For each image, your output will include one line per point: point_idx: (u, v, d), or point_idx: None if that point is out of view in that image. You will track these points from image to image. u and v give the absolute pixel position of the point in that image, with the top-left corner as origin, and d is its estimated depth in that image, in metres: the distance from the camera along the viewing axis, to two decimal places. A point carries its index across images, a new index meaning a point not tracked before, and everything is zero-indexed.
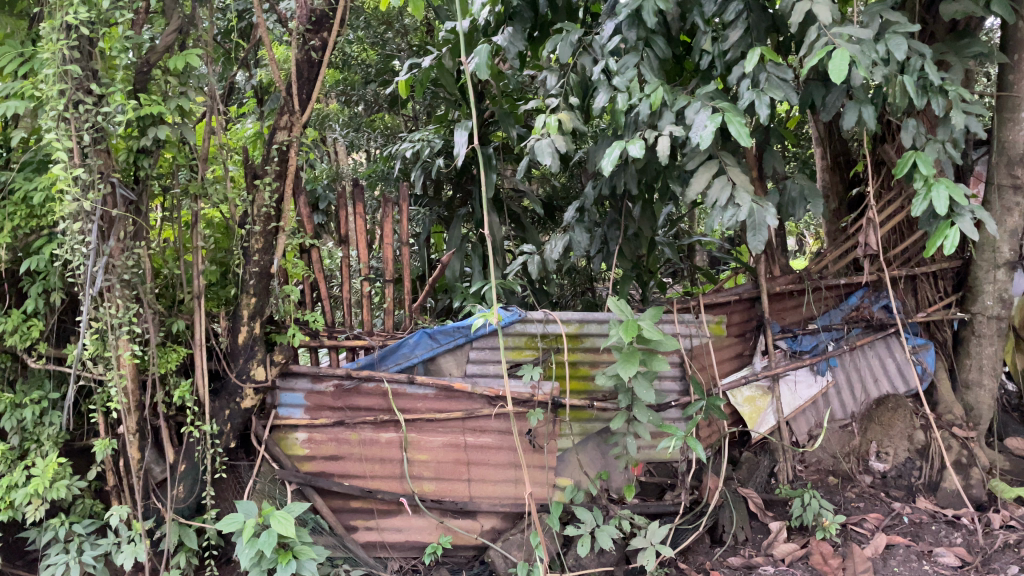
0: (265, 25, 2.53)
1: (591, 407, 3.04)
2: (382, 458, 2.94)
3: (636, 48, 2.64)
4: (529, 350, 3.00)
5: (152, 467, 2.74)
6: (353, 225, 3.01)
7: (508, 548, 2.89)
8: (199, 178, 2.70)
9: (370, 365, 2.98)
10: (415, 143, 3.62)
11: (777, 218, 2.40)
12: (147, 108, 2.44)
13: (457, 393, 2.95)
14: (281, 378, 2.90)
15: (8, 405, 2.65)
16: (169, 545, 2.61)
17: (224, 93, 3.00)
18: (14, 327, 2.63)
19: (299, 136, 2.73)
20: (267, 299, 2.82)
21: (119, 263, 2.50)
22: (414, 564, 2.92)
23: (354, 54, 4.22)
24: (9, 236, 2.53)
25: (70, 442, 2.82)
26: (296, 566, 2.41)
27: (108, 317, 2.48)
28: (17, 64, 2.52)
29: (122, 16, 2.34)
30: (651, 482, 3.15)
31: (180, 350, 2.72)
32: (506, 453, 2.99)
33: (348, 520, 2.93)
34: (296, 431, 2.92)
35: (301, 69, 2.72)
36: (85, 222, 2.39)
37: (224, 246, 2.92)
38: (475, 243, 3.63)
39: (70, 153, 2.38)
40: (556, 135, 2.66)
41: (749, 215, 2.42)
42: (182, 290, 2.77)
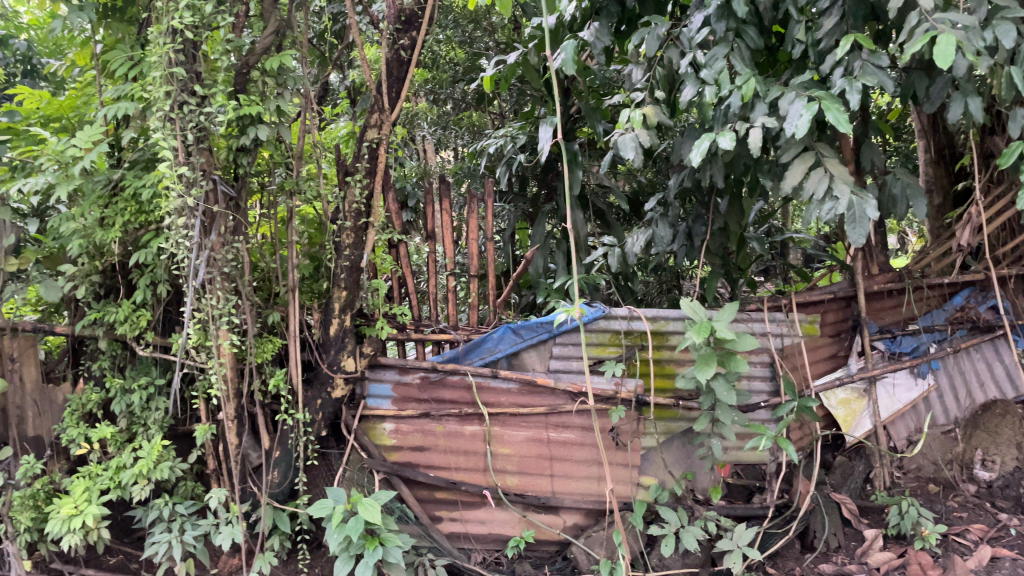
0: (357, 25, 2.60)
1: (675, 406, 2.97)
2: (466, 451, 2.98)
3: (726, 39, 2.58)
4: (613, 346, 2.98)
5: (249, 452, 2.86)
6: (440, 221, 3.05)
7: (591, 545, 2.88)
8: (295, 176, 2.81)
9: (455, 358, 3.05)
10: (499, 139, 3.65)
11: (879, 211, 2.29)
12: (246, 107, 2.53)
13: (539, 388, 2.96)
14: (371, 369, 3.00)
15: (118, 389, 2.82)
16: (264, 528, 2.72)
17: (318, 92, 3.09)
18: (125, 317, 2.79)
19: (388, 134, 2.79)
20: (358, 293, 2.88)
21: (220, 256, 2.61)
22: (497, 557, 2.94)
23: (443, 53, 4.29)
24: (119, 231, 2.68)
25: (175, 426, 2.97)
26: (383, 552, 2.46)
27: (210, 308, 2.59)
28: (127, 67, 2.67)
29: (223, 20, 2.44)
30: (738, 484, 3.07)
31: (276, 342, 2.83)
32: (588, 450, 2.98)
33: (434, 511, 2.99)
34: (383, 422, 2.99)
35: (391, 68, 2.76)
36: (188, 217, 2.50)
37: (317, 241, 3.05)
38: (559, 240, 3.60)
39: (175, 152, 2.50)
40: (640, 129, 2.63)
41: (849, 207, 2.33)
42: (279, 283, 2.90)
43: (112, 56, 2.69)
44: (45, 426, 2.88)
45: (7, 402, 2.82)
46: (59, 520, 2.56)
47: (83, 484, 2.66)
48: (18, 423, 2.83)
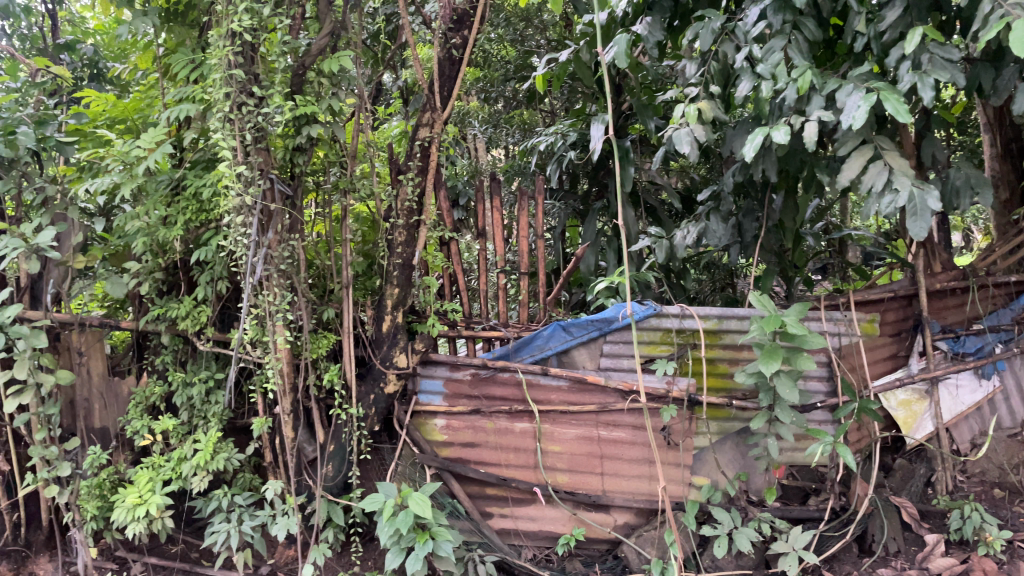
0: (410, 25, 2.63)
1: (729, 406, 2.92)
2: (517, 448, 2.99)
3: (783, 31, 2.54)
4: (665, 345, 2.95)
5: (304, 446, 2.90)
6: (490, 219, 3.07)
7: (642, 544, 2.86)
8: (349, 175, 2.86)
9: (506, 356, 3.03)
10: (550, 136, 3.66)
11: (940, 202, 2.22)
12: (302, 108, 2.58)
13: (589, 385, 2.93)
14: (422, 366, 3.03)
15: (179, 382, 2.90)
16: (318, 521, 2.77)
17: (372, 92, 3.13)
18: (187, 312, 2.87)
19: (440, 132, 2.81)
20: (410, 290, 2.92)
21: (277, 253, 2.67)
22: (547, 554, 2.96)
23: (494, 51, 4.31)
24: (181, 229, 2.76)
25: (233, 420, 3.05)
26: (433, 546, 2.48)
27: (267, 304, 2.65)
28: (189, 70, 2.74)
29: (281, 23, 2.48)
30: (793, 486, 3.02)
31: (330, 338, 2.88)
32: (639, 449, 2.96)
33: (484, 507, 3.01)
34: (435, 418, 3.03)
35: (443, 67, 2.79)
36: (247, 215, 2.56)
37: (370, 239, 3.11)
38: (609, 237, 3.58)
39: (234, 151, 2.56)
40: (695, 124, 2.60)
41: (909, 201, 2.27)
42: (333, 280, 2.95)
43: (175, 59, 2.76)
44: (110, 418, 2.99)
45: (75, 395, 2.93)
46: (125, 509, 2.65)
47: (147, 474, 2.74)
48: (86, 415, 2.95)
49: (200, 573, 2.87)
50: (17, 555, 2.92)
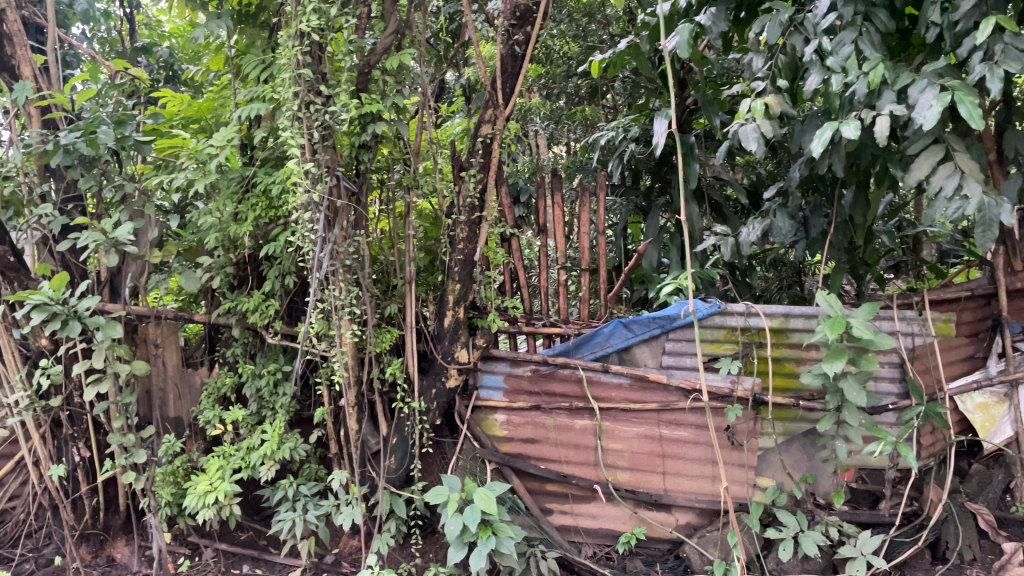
0: (473, 23, 2.65)
1: (795, 407, 2.86)
2: (577, 445, 2.99)
3: (855, 23, 2.47)
4: (729, 344, 2.90)
5: (368, 438, 2.98)
6: (551, 215, 3.06)
7: (704, 545, 2.82)
8: (412, 172, 2.89)
9: (566, 352, 3.02)
10: (611, 131, 3.62)
11: (1013, 216, 2.19)
12: (368, 106, 2.62)
13: (651, 383, 2.90)
14: (483, 361, 3.05)
15: (249, 374, 2.99)
16: (381, 512, 2.81)
17: (434, 91, 3.15)
18: (256, 306, 2.95)
19: (502, 129, 2.82)
20: (471, 286, 2.94)
21: (343, 249, 2.72)
22: (607, 552, 2.94)
23: (557, 47, 4.30)
24: (251, 225, 2.84)
25: (300, 411, 3.13)
26: (496, 542, 2.49)
27: (333, 299, 2.70)
28: (259, 70, 2.82)
29: (348, 22, 2.52)
30: (862, 490, 2.94)
31: (393, 332, 2.93)
32: (702, 448, 2.91)
33: (544, 503, 3.03)
34: (495, 413, 3.05)
35: (506, 63, 2.79)
36: (314, 212, 2.61)
37: (433, 235, 3.14)
38: (672, 233, 3.51)
39: (303, 149, 2.62)
40: (762, 119, 2.55)
41: (978, 209, 2.21)
42: (397, 276, 3.00)
43: (247, 60, 2.85)
44: (184, 409, 3.11)
45: (151, 385, 3.07)
46: (196, 495, 2.74)
47: (217, 462, 2.83)
48: (161, 405, 3.09)
49: (267, 560, 2.95)
50: (97, 539, 3.06)
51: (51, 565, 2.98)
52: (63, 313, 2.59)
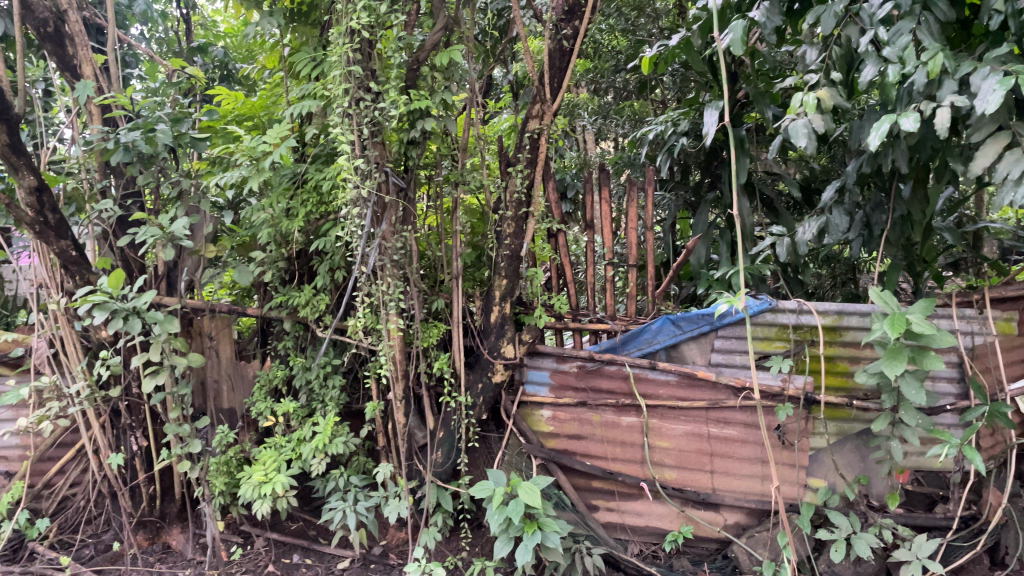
0: (521, 19, 2.64)
1: (849, 406, 2.79)
2: (624, 442, 2.98)
3: (913, 13, 2.41)
4: (780, 341, 2.84)
5: (416, 431, 3.01)
6: (599, 211, 3.03)
7: (753, 546, 2.78)
8: (460, 167, 2.91)
9: (613, 348, 3.02)
10: (660, 125, 3.57)
11: None
12: (417, 102, 2.63)
13: (699, 381, 2.86)
14: (529, 357, 3.06)
15: (300, 367, 3.05)
16: (428, 505, 2.83)
17: (482, 87, 3.14)
18: (306, 300, 3.00)
19: (550, 124, 2.81)
20: (517, 282, 2.93)
21: (391, 244, 2.74)
22: (654, 550, 2.94)
23: (605, 42, 4.26)
24: (302, 220, 2.89)
25: (349, 404, 3.18)
26: (541, 537, 2.48)
27: (381, 293, 2.73)
28: (311, 68, 2.86)
29: (397, 19, 2.53)
30: (918, 492, 2.87)
31: (440, 327, 2.94)
32: (751, 447, 2.85)
33: (591, 500, 3.03)
34: (541, 409, 3.06)
35: (554, 58, 2.78)
36: (362, 207, 2.64)
37: (479, 230, 3.15)
38: (722, 229, 3.41)
39: (353, 145, 2.64)
40: (814, 114, 2.50)
41: None
42: (444, 271, 3.01)
43: (299, 58, 2.89)
44: (238, 400, 3.21)
45: (206, 376, 3.16)
46: (252, 486, 2.79)
47: (270, 454, 2.89)
48: (215, 396, 3.17)
49: (317, 550, 3.01)
50: (153, 526, 3.15)
51: (110, 551, 3.08)
52: (122, 310, 2.64)
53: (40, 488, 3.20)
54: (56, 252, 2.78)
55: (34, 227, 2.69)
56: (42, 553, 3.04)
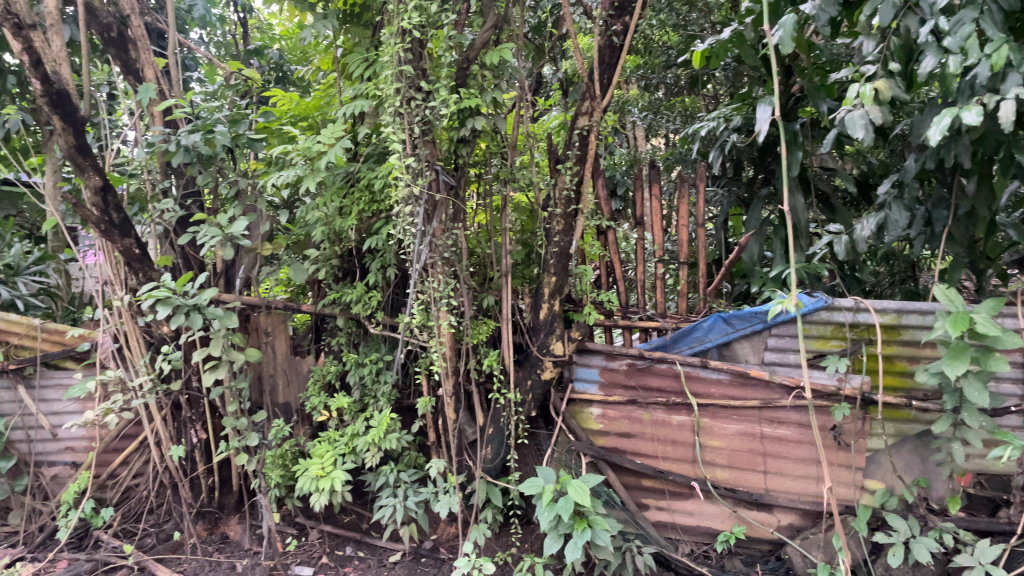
0: (570, 16, 2.62)
1: (908, 407, 2.72)
2: (674, 441, 2.96)
3: (976, 2, 2.32)
4: (836, 340, 2.79)
5: (465, 428, 3.04)
6: (649, 208, 3.01)
7: (808, 548, 2.74)
8: (509, 165, 2.92)
9: (663, 347, 3.01)
10: (712, 121, 3.52)
11: None
12: (467, 100, 2.65)
13: (752, 380, 2.82)
14: (578, 354, 3.05)
15: (353, 363, 3.10)
16: (478, 500, 2.85)
17: (531, 84, 3.14)
18: (359, 297, 3.04)
19: (599, 120, 2.79)
20: (567, 279, 2.93)
21: (441, 242, 2.77)
22: (705, 550, 2.92)
23: (656, 37, 4.22)
24: (355, 218, 2.93)
25: (400, 400, 3.23)
26: (590, 534, 2.47)
27: (432, 291, 2.76)
28: (363, 68, 2.90)
29: (448, 18, 2.54)
30: (980, 496, 2.77)
31: (490, 324, 2.96)
32: (806, 448, 2.80)
33: (641, 498, 3.02)
34: (591, 406, 3.06)
35: (603, 54, 2.76)
36: (414, 206, 2.67)
37: (529, 228, 3.16)
38: (776, 225, 3.34)
39: (404, 144, 2.67)
40: (871, 105, 2.44)
41: None
42: (493, 269, 3.03)
43: (352, 59, 2.94)
44: (292, 395, 3.30)
45: (263, 370, 3.27)
46: (308, 478, 2.84)
47: (324, 447, 2.94)
48: (271, 391, 3.29)
49: (369, 543, 3.07)
50: (212, 516, 3.23)
51: (171, 540, 3.18)
52: (184, 306, 2.72)
53: (105, 479, 3.32)
54: (121, 249, 2.87)
55: (100, 226, 2.78)
56: (108, 541, 3.16)
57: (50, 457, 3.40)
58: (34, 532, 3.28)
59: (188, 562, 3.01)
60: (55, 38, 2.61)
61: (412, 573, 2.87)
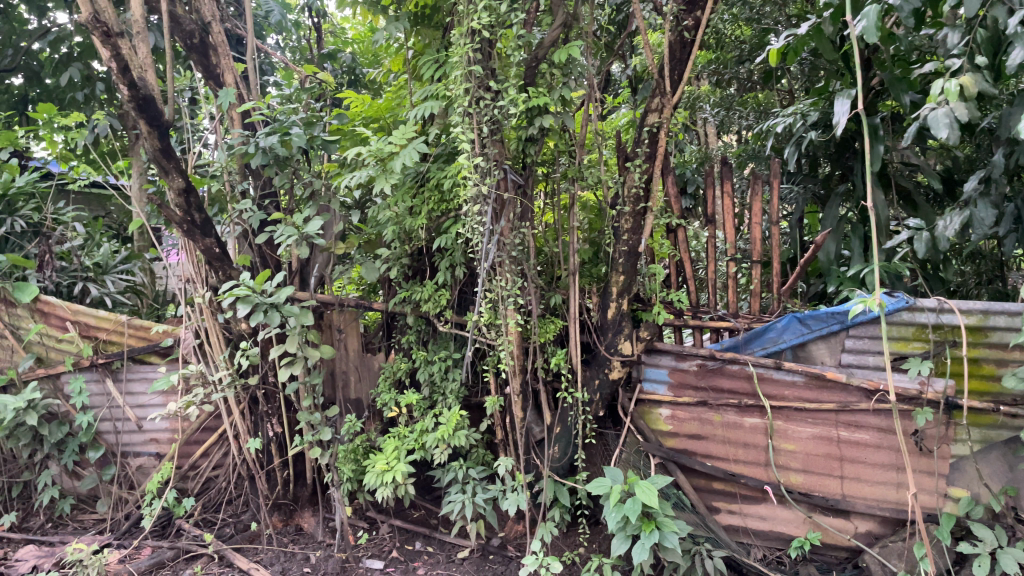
0: (640, 13, 2.59)
1: (996, 412, 2.59)
2: (747, 444, 2.90)
3: None
4: (918, 341, 2.67)
5: (532, 426, 3.04)
6: (721, 205, 2.95)
7: (887, 556, 2.64)
8: (578, 163, 2.91)
9: (735, 348, 2.94)
10: (787, 117, 3.40)
11: None
12: (535, 99, 2.64)
13: (829, 382, 2.73)
14: (647, 354, 3.02)
15: (422, 360, 3.14)
16: (546, 499, 2.85)
17: (600, 82, 3.12)
18: (429, 295, 3.08)
19: (670, 117, 2.75)
20: (635, 278, 2.90)
21: (509, 241, 2.77)
22: (778, 556, 2.86)
23: (729, 32, 4.14)
24: (425, 217, 2.96)
25: (469, 397, 3.25)
26: (659, 536, 2.44)
27: (500, 289, 2.77)
28: (433, 69, 2.93)
29: (517, 18, 2.55)
30: None
31: (557, 322, 2.95)
32: (886, 454, 2.70)
33: (711, 501, 2.98)
34: (660, 407, 3.02)
35: (674, 50, 2.72)
36: (482, 205, 2.68)
37: (597, 227, 3.14)
38: (855, 223, 3.27)
39: (473, 144, 2.69)
40: (955, 101, 2.34)
41: None
42: (561, 267, 3.02)
43: (423, 60, 2.97)
44: (364, 390, 3.36)
45: (336, 367, 3.35)
46: (377, 472, 2.89)
47: (394, 443, 2.98)
48: (344, 386, 3.36)
49: (438, 539, 3.11)
50: (287, 508, 3.32)
51: (248, 530, 3.28)
52: (263, 303, 2.80)
53: (186, 470, 3.44)
54: (202, 249, 2.98)
55: (183, 226, 2.88)
56: (189, 530, 3.29)
57: (135, 447, 3.55)
58: (121, 519, 3.44)
59: (264, 552, 3.10)
60: (141, 45, 2.72)
61: (480, 569, 2.89)
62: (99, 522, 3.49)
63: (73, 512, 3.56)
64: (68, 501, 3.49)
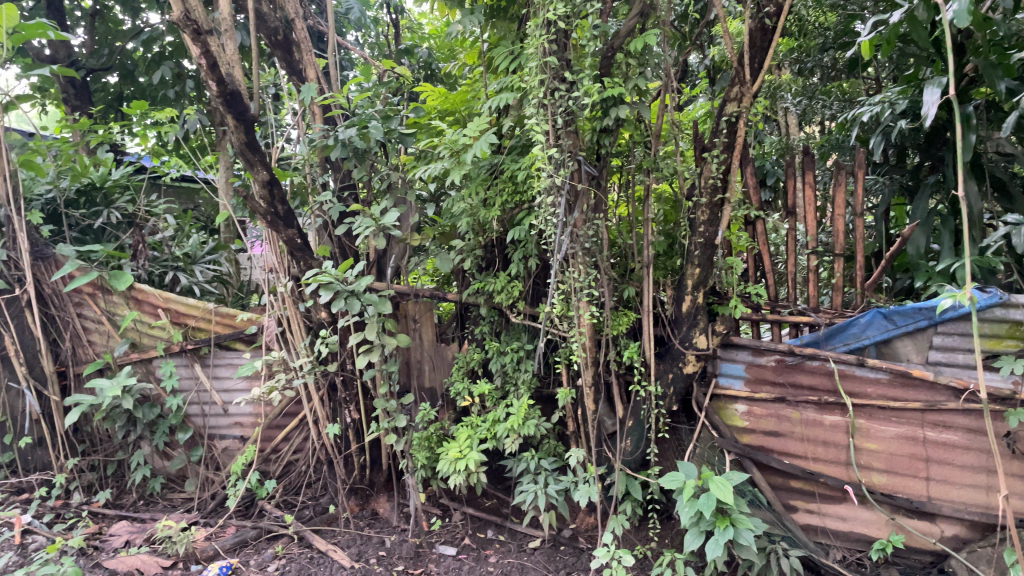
0: (719, 1, 2.53)
1: None
2: (827, 442, 2.83)
3: None
4: (1012, 340, 2.52)
5: (605, 420, 3.07)
6: (802, 198, 2.86)
7: (975, 561, 2.56)
8: (653, 154, 2.88)
9: (816, 343, 2.84)
10: (874, 106, 3.24)
11: None
12: (611, 90, 2.63)
13: (914, 380, 2.62)
14: (723, 348, 2.97)
15: (495, 351, 3.18)
16: (616, 492, 2.84)
17: (676, 73, 3.07)
18: (502, 286, 3.11)
19: (749, 106, 2.69)
20: (711, 271, 2.86)
21: (582, 232, 2.76)
22: (858, 558, 2.79)
23: (812, 19, 4.01)
24: (499, 210, 2.99)
25: (540, 388, 3.27)
26: (733, 533, 2.41)
27: (572, 281, 2.76)
28: (509, 60, 2.93)
29: (593, 8, 2.54)
30: None
31: (630, 316, 2.93)
32: (976, 455, 2.58)
33: (789, 500, 2.92)
34: (736, 403, 2.97)
35: (755, 37, 2.65)
36: (556, 196, 2.69)
37: (672, 219, 3.11)
38: (946, 215, 3.11)
39: (547, 135, 2.69)
40: None
41: None
42: (635, 259, 2.99)
43: (497, 52, 2.95)
44: (438, 379, 3.41)
45: (411, 356, 3.42)
46: (449, 460, 2.94)
47: (467, 432, 3.02)
48: (419, 375, 3.43)
49: (509, 528, 3.14)
50: (364, 493, 3.41)
51: (326, 513, 3.39)
52: (344, 291, 2.88)
53: (269, 453, 3.57)
54: (285, 239, 3.07)
55: (267, 217, 2.98)
56: (270, 511, 3.42)
57: (221, 430, 3.70)
58: (207, 499, 3.59)
59: (341, 535, 3.20)
60: (229, 43, 2.81)
61: (551, 559, 2.91)
62: (187, 501, 3.66)
63: (164, 491, 3.74)
64: (159, 480, 3.66)
